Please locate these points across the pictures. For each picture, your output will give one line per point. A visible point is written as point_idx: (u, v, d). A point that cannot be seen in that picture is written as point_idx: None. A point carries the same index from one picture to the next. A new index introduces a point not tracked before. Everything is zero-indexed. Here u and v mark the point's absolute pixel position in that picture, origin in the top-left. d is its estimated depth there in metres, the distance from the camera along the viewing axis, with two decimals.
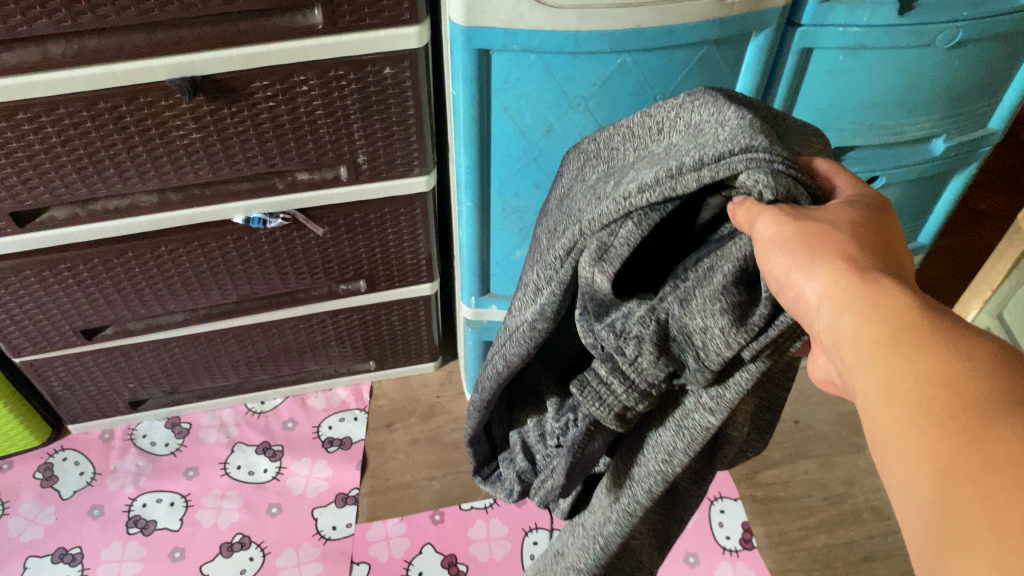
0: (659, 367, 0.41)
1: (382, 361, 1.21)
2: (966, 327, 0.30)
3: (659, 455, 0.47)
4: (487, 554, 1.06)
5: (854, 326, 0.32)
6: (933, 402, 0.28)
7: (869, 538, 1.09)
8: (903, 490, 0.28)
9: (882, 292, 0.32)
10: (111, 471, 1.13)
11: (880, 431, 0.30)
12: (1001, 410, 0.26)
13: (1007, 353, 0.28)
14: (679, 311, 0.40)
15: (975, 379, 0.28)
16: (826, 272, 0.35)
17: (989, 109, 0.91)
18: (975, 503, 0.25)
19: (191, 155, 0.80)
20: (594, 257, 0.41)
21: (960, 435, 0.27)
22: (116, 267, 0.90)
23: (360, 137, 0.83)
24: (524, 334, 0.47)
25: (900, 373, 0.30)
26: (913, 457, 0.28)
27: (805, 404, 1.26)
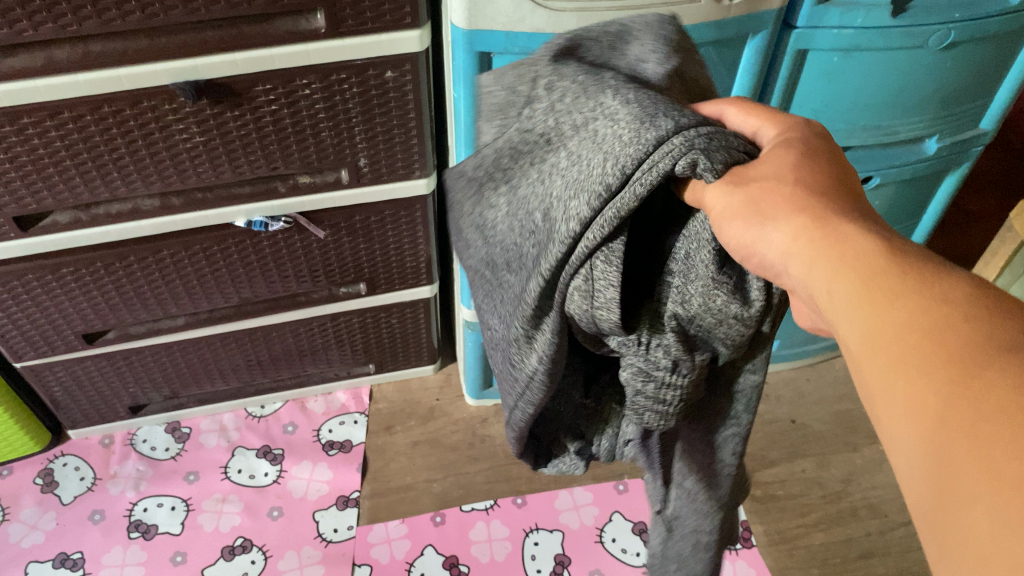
0: (694, 362, 0.42)
1: (381, 365, 1.22)
2: (940, 268, 0.29)
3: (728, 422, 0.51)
4: (488, 555, 1.06)
5: (827, 278, 0.31)
6: (916, 353, 0.27)
7: (867, 535, 1.10)
8: (897, 442, 0.28)
9: (845, 239, 0.31)
10: (112, 476, 1.13)
11: (868, 383, 0.29)
12: (989, 355, 0.26)
13: (983, 296, 0.28)
14: (687, 311, 0.41)
15: (956, 326, 0.27)
16: (786, 224, 0.34)
17: (980, 110, 0.93)
18: (969, 455, 0.25)
19: (193, 159, 0.81)
20: (584, 302, 0.39)
21: (949, 387, 0.26)
22: (117, 271, 0.91)
23: (361, 140, 0.84)
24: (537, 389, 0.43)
25: (878, 324, 0.29)
26: (907, 411, 0.27)
27: (801, 404, 1.27)
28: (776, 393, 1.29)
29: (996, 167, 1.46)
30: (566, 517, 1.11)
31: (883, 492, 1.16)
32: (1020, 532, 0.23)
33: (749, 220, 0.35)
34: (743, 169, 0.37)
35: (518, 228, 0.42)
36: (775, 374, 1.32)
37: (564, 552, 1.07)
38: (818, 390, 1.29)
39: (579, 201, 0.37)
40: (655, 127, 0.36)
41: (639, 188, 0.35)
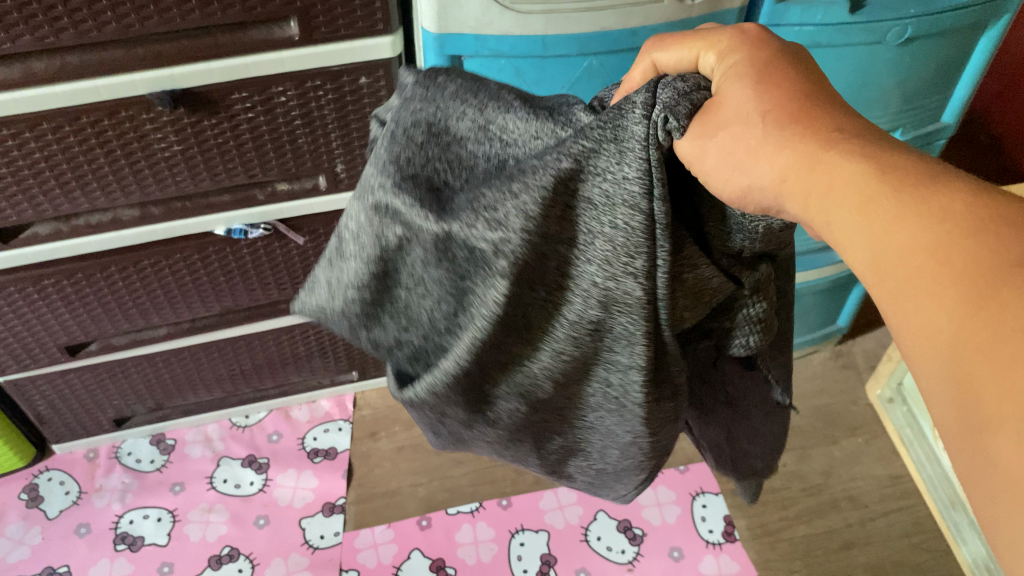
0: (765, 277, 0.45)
1: (365, 371, 1.22)
2: (936, 180, 0.30)
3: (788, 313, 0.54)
4: (475, 557, 1.07)
5: (827, 209, 0.32)
6: (927, 274, 0.28)
7: (848, 526, 1.12)
8: (919, 359, 0.29)
9: (835, 163, 0.32)
10: (97, 489, 1.13)
11: (883, 303, 0.30)
12: (998, 272, 0.26)
13: (983, 207, 0.28)
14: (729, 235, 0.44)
15: (963, 242, 0.28)
16: (772, 161, 0.35)
17: (941, 103, 0.95)
18: (989, 371, 0.26)
19: (172, 167, 0.82)
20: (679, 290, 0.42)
21: (964, 306, 0.27)
22: (99, 282, 0.92)
23: (338, 146, 0.85)
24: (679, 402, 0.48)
25: (885, 247, 0.30)
26: (927, 329, 0.28)
27: None
28: None
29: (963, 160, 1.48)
30: (551, 517, 1.12)
31: (863, 483, 1.17)
32: None
33: (733, 166, 0.36)
34: (713, 108, 0.38)
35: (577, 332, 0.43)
36: None
37: (550, 551, 1.08)
38: (797, 385, 1.31)
39: (637, 259, 0.39)
40: (627, 146, 0.37)
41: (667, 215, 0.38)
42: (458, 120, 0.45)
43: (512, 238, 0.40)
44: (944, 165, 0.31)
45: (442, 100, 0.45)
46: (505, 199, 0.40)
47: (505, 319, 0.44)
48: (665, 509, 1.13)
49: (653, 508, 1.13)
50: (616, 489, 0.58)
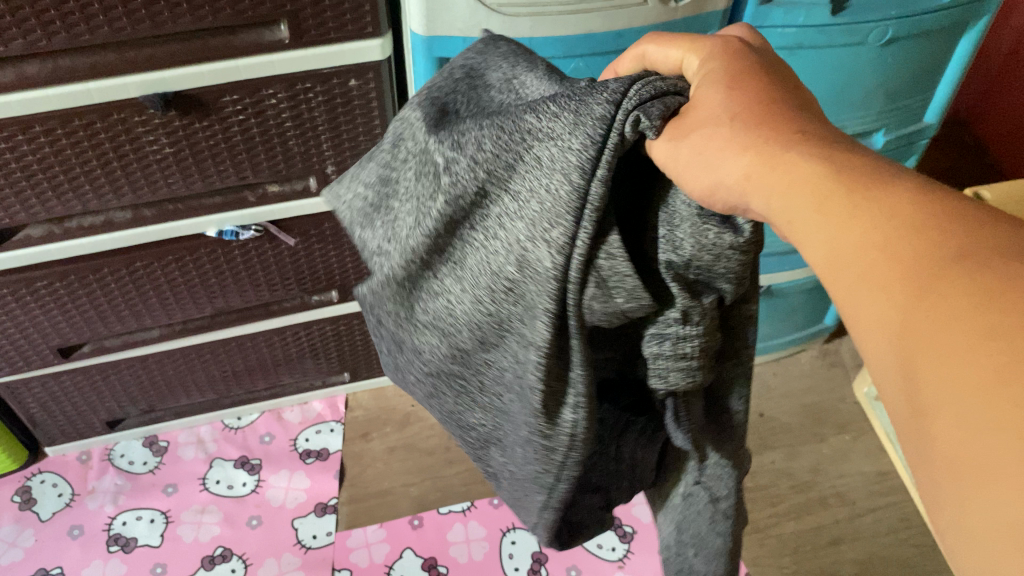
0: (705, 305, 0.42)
1: (356, 373, 1.23)
2: (883, 176, 0.31)
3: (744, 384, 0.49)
4: (467, 555, 1.08)
5: (785, 208, 0.33)
6: (878, 270, 0.29)
7: (836, 522, 1.13)
8: (874, 352, 0.29)
9: (795, 164, 0.33)
10: (90, 492, 1.14)
11: (841, 300, 0.31)
12: (941, 264, 0.27)
13: (930, 202, 0.29)
14: (681, 254, 0.42)
15: (911, 237, 0.28)
16: (736, 161, 0.36)
17: (922, 103, 0.97)
18: (934, 359, 0.26)
19: (164, 169, 0.83)
20: (596, 291, 0.41)
21: (910, 299, 0.27)
22: (92, 283, 0.92)
23: (328, 148, 0.86)
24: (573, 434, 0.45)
25: (840, 246, 0.30)
26: (879, 323, 0.29)
27: (768, 397, 1.30)
28: None
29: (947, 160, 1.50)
30: None
31: (851, 480, 1.18)
32: (988, 426, 0.24)
33: (701, 163, 0.37)
34: (686, 112, 0.39)
35: (495, 292, 0.42)
36: None
37: (541, 549, 1.09)
38: (785, 383, 1.33)
39: (558, 229, 0.38)
40: (585, 120, 0.38)
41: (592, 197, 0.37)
42: (495, 72, 0.49)
43: (462, 160, 0.42)
44: (897, 165, 0.32)
45: (492, 56, 0.51)
46: (476, 129, 0.42)
47: (442, 250, 0.44)
48: None
49: (644, 506, 1.14)
50: (528, 509, 0.55)
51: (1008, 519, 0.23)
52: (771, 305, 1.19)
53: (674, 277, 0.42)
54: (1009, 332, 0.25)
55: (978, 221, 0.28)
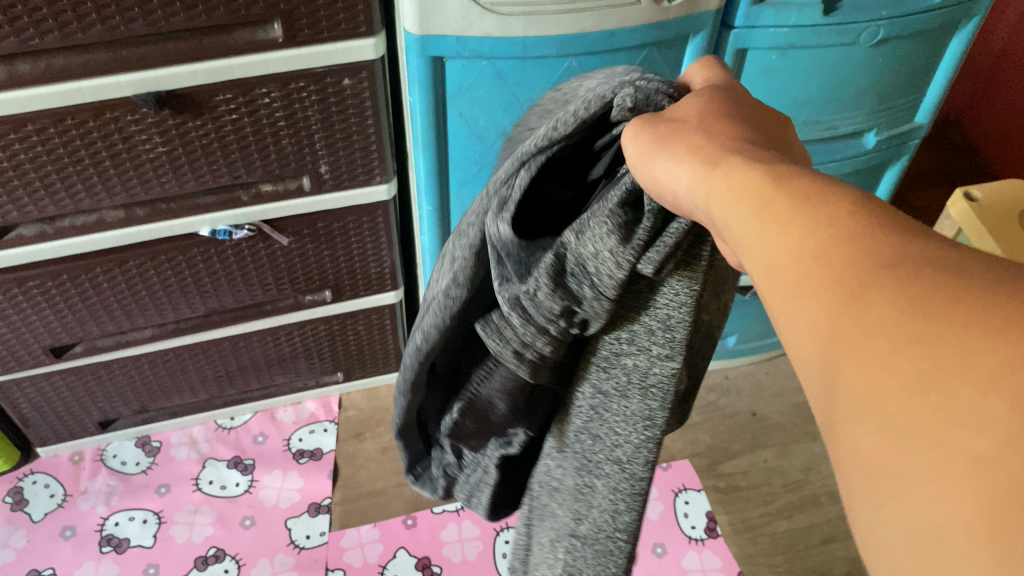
0: (555, 300, 0.38)
1: (349, 373, 1.23)
2: (825, 182, 0.28)
3: (622, 430, 0.45)
4: (460, 555, 1.08)
5: (723, 209, 0.31)
6: (810, 277, 0.27)
7: (828, 520, 1.14)
8: (800, 358, 0.27)
9: (737, 170, 0.31)
10: (82, 492, 1.13)
11: (772, 307, 0.29)
12: (871, 272, 0.25)
13: (869, 215, 0.27)
14: (577, 238, 0.38)
15: (844, 244, 0.26)
16: (681, 160, 0.33)
17: (913, 103, 0.97)
18: (856, 368, 0.24)
19: (157, 168, 0.83)
20: (497, 209, 0.39)
21: (838, 306, 0.25)
22: (84, 283, 0.92)
23: (321, 147, 0.86)
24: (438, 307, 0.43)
25: (775, 249, 0.28)
26: (804, 331, 0.27)
27: (761, 396, 1.31)
28: (736, 387, 1.32)
29: (938, 159, 1.50)
30: None
31: None
32: (913, 435, 0.22)
33: (651, 162, 0.35)
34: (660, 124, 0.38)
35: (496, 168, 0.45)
36: (735, 369, 1.35)
37: None
38: (777, 383, 1.33)
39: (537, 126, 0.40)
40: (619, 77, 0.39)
41: (580, 110, 0.37)
42: None
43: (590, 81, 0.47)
44: (842, 179, 0.29)
45: None
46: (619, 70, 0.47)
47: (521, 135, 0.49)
48: (648, 506, 1.15)
49: None
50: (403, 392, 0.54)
51: (921, 530, 0.21)
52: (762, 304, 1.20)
53: (554, 257, 0.38)
54: (933, 336, 0.22)
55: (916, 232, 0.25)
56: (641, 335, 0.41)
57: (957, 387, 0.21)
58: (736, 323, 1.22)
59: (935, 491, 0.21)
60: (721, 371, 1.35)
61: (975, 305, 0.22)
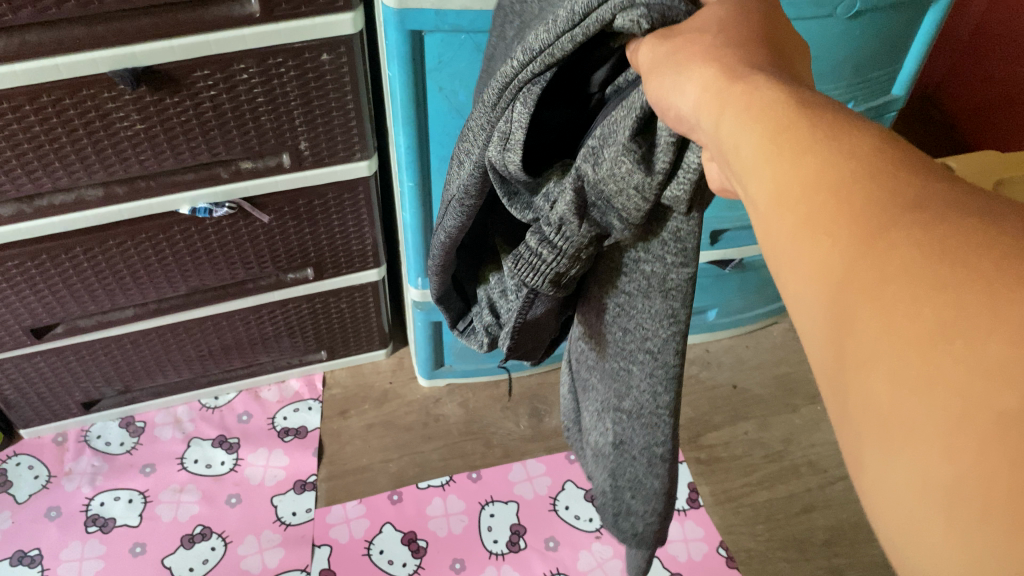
0: (584, 230, 0.42)
1: (333, 351, 1.23)
2: (850, 120, 0.27)
3: (646, 326, 0.48)
4: (446, 529, 1.09)
5: (736, 132, 0.30)
6: (824, 211, 0.26)
7: (808, 490, 1.16)
8: (802, 304, 0.27)
9: (752, 91, 0.30)
10: (67, 473, 1.13)
11: (774, 241, 0.28)
12: (892, 213, 0.24)
13: (894, 149, 0.26)
14: (593, 172, 0.40)
15: (864, 179, 0.25)
16: (699, 73, 0.33)
17: (890, 75, 0.99)
18: (870, 314, 0.23)
19: (135, 146, 0.82)
20: (501, 143, 0.42)
21: (853, 246, 0.24)
22: (64, 262, 0.92)
23: (301, 124, 0.86)
24: (456, 208, 0.48)
25: (787, 178, 0.27)
26: (808, 273, 0.26)
27: (741, 368, 1.32)
28: (717, 360, 1.34)
29: (916, 135, 1.51)
30: (520, 489, 1.14)
31: (822, 449, 1.21)
32: (926, 391, 0.21)
33: (665, 71, 0.35)
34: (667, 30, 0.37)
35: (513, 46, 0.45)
36: (715, 343, 1.37)
37: (519, 521, 1.10)
38: (757, 356, 1.34)
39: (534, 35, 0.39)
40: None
41: (578, 37, 0.37)
42: None
43: None
44: (867, 117, 0.28)
45: None
46: None
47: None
48: None
49: None
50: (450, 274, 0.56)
51: (936, 483, 0.21)
52: (741, 278, 1.19)
53: (576, 186, 0.41)
54: (963, 285, 0.21)
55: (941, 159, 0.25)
56: (658, 245, 0.44)
57: (981, 340, 0.20)
58: (717, 297, 1.22)
59: (953, 445, 0.21)
60: (702, 345, 1.36)
61: (1008, 252, 0.21)
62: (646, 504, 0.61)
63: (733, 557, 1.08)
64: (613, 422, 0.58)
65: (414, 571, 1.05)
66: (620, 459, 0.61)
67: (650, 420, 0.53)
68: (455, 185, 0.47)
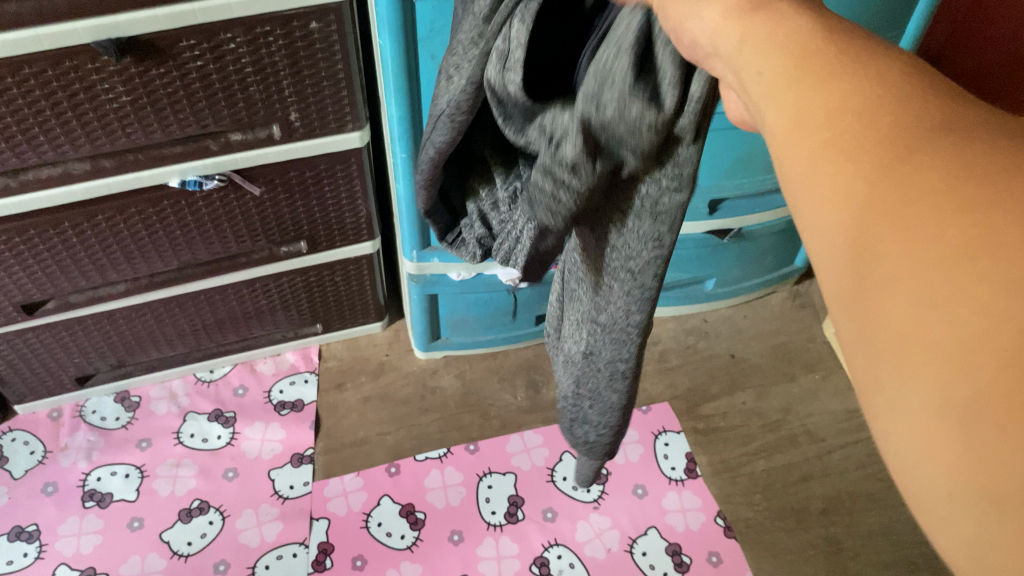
0: (593, 174, 0.37)
1: (328, 324, 1.22)
2: (875, 50, 0.25)
3: (632, 253, 0.46)
4: (444, 501, 1.10)
5: (758, 60, 0.28)
6: (852, 134, 0.24)
7: (805, 460, 1.16)
8: (819, 226, 0.25)
9: (777, 17, 0.28)
10: (63, 448, 1.13)
11: (790, 171, 0.26)
12: (918, 136, 0.23)
13: (917, 78, 0.24)
14: (599, 110, 0.35)
15: (888, 107, 0.24)
16: (707, 2, 0.30)
17: (894, 38, 0.96)
18: (894, 236, 0.22)
19: (122, 119, 0.81)
20: (499, 60, 0.37)
21: (877, 167, 0.23)
22: (53, 237, 0.90)
23: (291, 94, 0.84)
24: (443, 136, 0.42)
25: (811, 103, 0.25)
26: (829, 196, 0.24)
27: (739, 338, 1.31)
28: (714, 330, 1.33)
29: None
30: (518, 460, 1.14)
31: (820, 418, 1.21)
32: (950, 308, 0.20)
33: None
34: None
35: None
36: (713, 313, 1.36)
37: (517, 492, 1.11)
38: (755, 326, 1.33)
39: None
40: None
41: None
42: None
43: None
44: (891, 43, 0.26)
45: None
46: None
47: None
48: (629, 449, 1.16)
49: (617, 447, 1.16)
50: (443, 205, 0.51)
51: (958, 402, 0.20)
52: (740, 248, 1.18)
53: (579, 127, 0.36)
54: (988, 199, 0.21)
55: (962, 98, 0.24)
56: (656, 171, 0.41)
57: (1009, 254, 0.20)
58: (715, 267, 1.21)
59: (976, 359, 0.20)
60: (700, 315, 1.35)
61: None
62: (603, 415, 0.61)
63: (730, 527, 1.08)
64: (585, 332, 0.57)
65: (412, 544, 1.05)
66: (583, 369, 0.60)
67: (621, 337, 0.52)
68: (439, 110, 0.42)
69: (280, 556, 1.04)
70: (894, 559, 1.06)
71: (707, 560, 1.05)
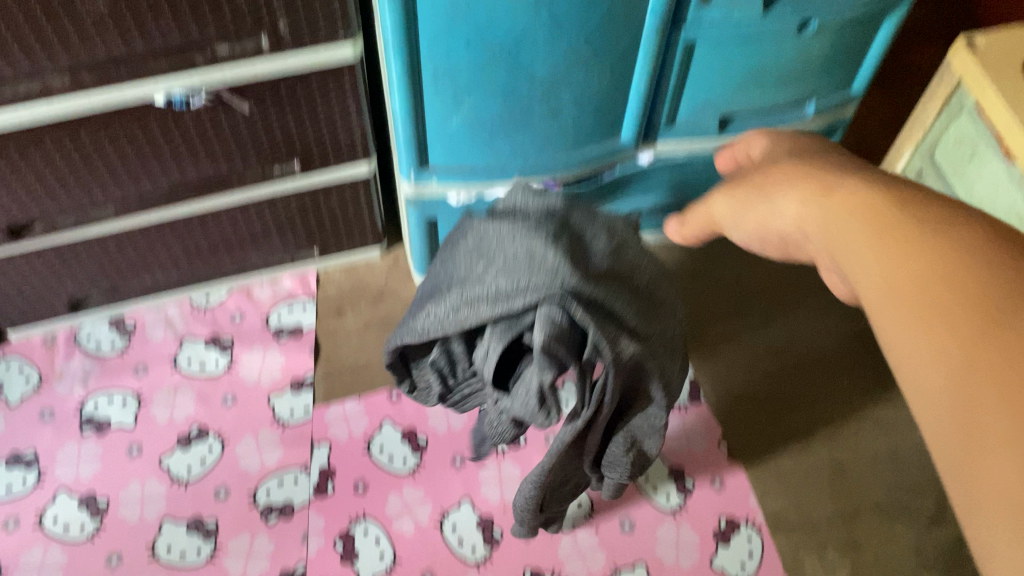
0: (541, 416, 0.62)
1: (325, 248, 1.19)
2: (956, 211, 0.31)
3: (588, 407, 0.67)
4: (445, 426, 1.09)
5: (852, 230, 0.33)
6: (941, 292, 0.28)
7: (812, 384, 1.14)
8: (909, 376, 0.29)
9: (849, 195, 0.34)
10: (58, 374, 1.12)
11: (879, 322, 0.31)
12: (1006, 300, 0.26)
13: (998, 240, 0.29)
14: (529, 407, 0.62)
15: (977, 268, 0.28)
16: (792, 199, 0.38)
17: None
18: (987, 375, 0.25)
19: (99, 28, 0.76)
20: (498, 333, 0.62)
21: (968, 321, 0.27)
22: (35, 156, 0.87)
23: (279, 4, 0.79)
24: (425, 328, 0.66)
25: (895, 268, 0.30)
26: (923, 347, 0.28)
27: (747, 262, 1.28)
28: (721, 256, 1.28)
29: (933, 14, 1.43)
30: None
31: (828, 342, 1.19)
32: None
33: (758, 202, 0.40)
34: (764, 179, 0.41)
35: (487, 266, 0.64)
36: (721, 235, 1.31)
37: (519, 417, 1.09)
38: (764, 250, 1.29)
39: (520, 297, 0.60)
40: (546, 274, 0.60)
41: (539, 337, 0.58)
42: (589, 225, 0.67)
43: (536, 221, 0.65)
44: (965, 209, 0.31)
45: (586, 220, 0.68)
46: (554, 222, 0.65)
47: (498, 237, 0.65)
48: None
49: None
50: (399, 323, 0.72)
51: None
52: None
53: (537, 394, 0.61)
54: None
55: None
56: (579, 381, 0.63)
57: None
58: None
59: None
60: (707, 237, 1.30)
61: None
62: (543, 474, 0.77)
63: (734, 451, 1.08)
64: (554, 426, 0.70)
65: (414, 469, 1.05)
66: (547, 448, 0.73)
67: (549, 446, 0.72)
68: (426, 326, 0.66)
69: (281, 482, 1.04)
70: (898, 483, 1.06)
71: (709, 484, 1.05)
